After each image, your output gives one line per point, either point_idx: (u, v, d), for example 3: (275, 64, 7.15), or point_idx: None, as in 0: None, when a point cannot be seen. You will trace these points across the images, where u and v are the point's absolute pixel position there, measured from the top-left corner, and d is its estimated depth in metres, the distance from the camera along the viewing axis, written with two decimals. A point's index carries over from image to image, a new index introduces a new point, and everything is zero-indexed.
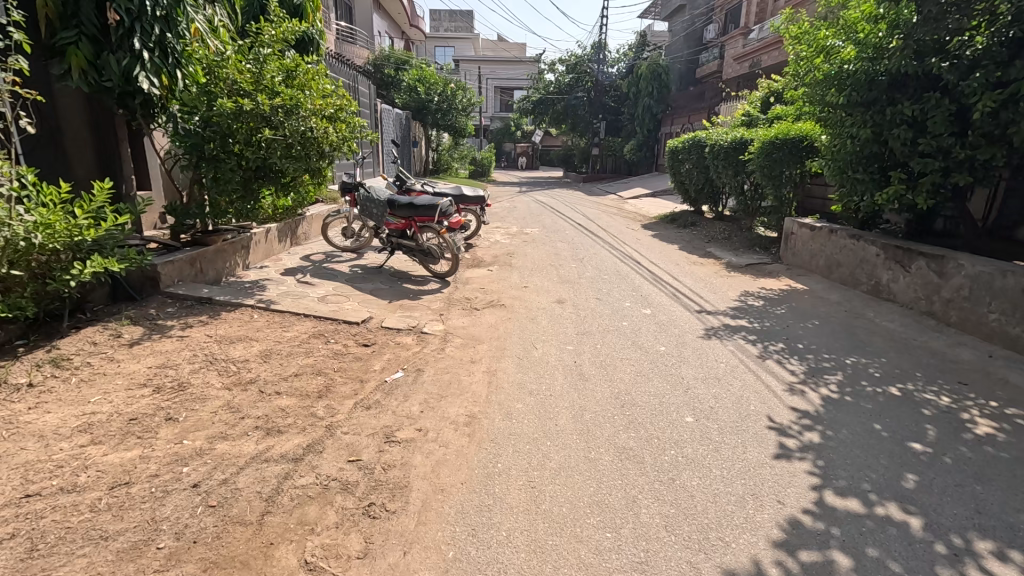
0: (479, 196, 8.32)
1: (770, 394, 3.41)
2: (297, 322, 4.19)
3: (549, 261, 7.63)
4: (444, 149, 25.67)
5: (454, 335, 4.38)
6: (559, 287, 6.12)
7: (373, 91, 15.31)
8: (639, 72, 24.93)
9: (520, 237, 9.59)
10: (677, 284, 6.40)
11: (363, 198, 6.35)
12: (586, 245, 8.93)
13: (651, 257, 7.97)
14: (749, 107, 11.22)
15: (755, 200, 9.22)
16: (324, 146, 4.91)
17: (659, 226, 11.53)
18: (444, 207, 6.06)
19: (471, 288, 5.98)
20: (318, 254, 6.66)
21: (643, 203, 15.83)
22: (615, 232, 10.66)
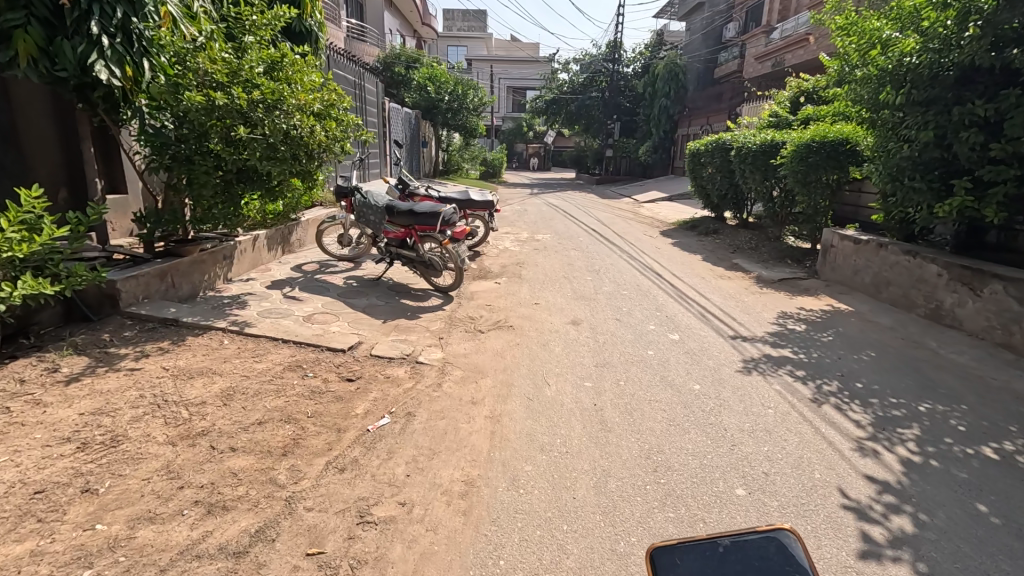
0: (488, 201, 7.74)
1: (836, 456, 2.78)
2: (272, 350, 3.64)
3: (562, 272, 7.03)
4: (455, 149, 25.17)
5: (454, 365, 3.80)
6: (573, 304, 5.52)
7: (380, 89, 14.80)
8: (655, 72, 24.21)
9: (531, 245, 9.00)
10: (704, 301, 5.77)
11: (360, 203, 5.80)
12: (601, 254, 8.31)
13: (672, 269, 7.34)
14: (776, 108, 10.54)
15: (785, 208, 8.54)
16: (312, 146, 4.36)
17: (678, 232, 10.87)
18: (447, 214, 5.48)
19: (475, 304, 5.40)
20: (311, 264, 6.13)
21: (660, 207, 15.14)
22: (631, 239, 10.02)
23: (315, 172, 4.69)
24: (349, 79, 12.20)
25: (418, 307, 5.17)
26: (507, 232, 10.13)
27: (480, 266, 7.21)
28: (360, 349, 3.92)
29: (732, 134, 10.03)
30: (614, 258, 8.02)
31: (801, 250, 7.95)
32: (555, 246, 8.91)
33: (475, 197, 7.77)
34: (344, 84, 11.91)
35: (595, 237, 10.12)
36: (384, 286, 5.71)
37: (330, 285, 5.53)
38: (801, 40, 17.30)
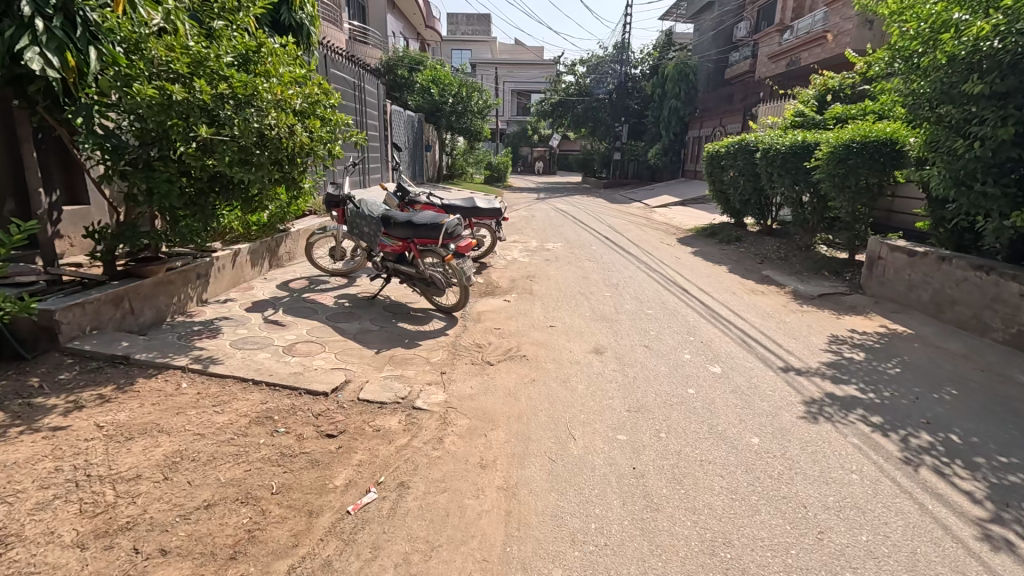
0: (495, 208, 7.11)
1: (960, 551, 2.11)
2: (239, 396, 3.01)
3: (577, 287, 6.38)
4: (459, 154, 24.63)
5: (458, 410, 3.17)
6: (594, 326, 4.87)
7: (382, 91, 14.25)
8: (664, 73, 23.59)
9: (540, 255, 8.36)
10: (741, 322, 5.11)
11: (352, 213, 5.17)
12: (618, 265, 7.68)
13: (698, 284, 6.68)
14: (801, 108, 9.90)
15: (817, 214, 7.86)
16: (292, 149, 3.73)
17: (697, 240, 10.20)
18: (449, 226, 4.81)
19: (482, 328, 4.77)
20: (299, 281, 5.51)
21: (674, 213, 14.46)
22: (648, 248, 9.38)
23: (298, 180, 4.06)
24: (349, 80, 11.63)
25: (418, 332, 4.54)
26: (516, 241, 9.49)
27: (487, 280, 6.58)
28: (347, 390, 3.29)
29: (756, 135, 9.38)
30: (633, 270, 7.38)
31: (837, 261, 7.27)
32: (567, 257, 8.26)
33: (482, 205, 7.15)
34: (344, 85, 11.33)
35: (609, 246, 9.48)
36: (380, 307, 5.09)
37: (319, 306, 4.92)
38: (818, 37, 16.76)
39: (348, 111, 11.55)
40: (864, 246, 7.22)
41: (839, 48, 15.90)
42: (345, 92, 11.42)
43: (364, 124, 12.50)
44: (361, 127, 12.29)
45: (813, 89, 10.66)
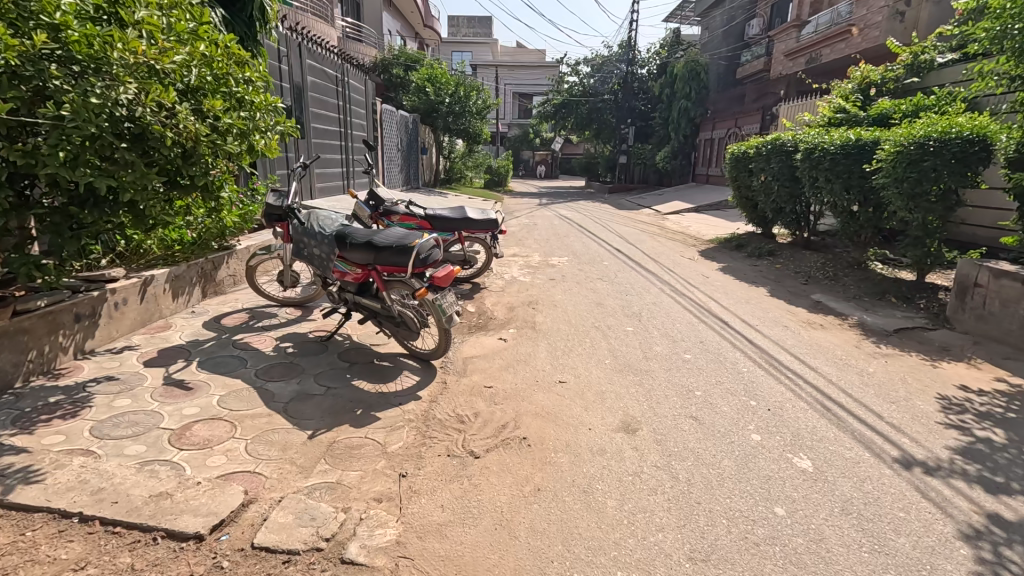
0: (490, 219, 5.89)
1: None
2: (43, 554, 1.78)
3: (590, 318, 5.15)
4: (458, 157, 23.47)
5: (416, 565, 1.94)
6: (616, 382, 3.65)
7: (371, 87, 13.08)
8: (673, 72, 22.40)
9: (544, 273, 7.14)
10: (809, 373, 3.88)
11: (298, 231, 3.92)
12: (637, 287, 6.47)
13: (736, 313, 5.46)
14: (842, 103, 8.68)
15: (872, 227, 6.64)
16: (174, 140, 2.64)
17: (721, 254, 8.97)
18: (421, 252, 3.42)
19: (467, 386, 3.54)
20: (235, 317, 4.30)
21: (688, 221, 13.25)
22: (668, 263, 8.17)
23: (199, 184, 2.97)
24: (331, 73, 10.43)
25: (379, 395, 3.32)
26: (515, 256, 8.28)
27: (478, 310, 5.35)
28: (240, 523, 2.06)
29: (792, 133, 8.18)
30: (656, 294, 6.15)
31: (902, 283, 6.03)
32: (575, 276, 7.04)
33: (474, 216, 5.93)
34: (324, 79, 10.10)
35: (623, 260, 8.26)
36: (336, 353, 3.86)
37: (251, 355, 3.70)
38: (842, 32, 15.61)
39: (329, 108, 10.34)
40: (936, 266, 5.97)
41: (866, 43, 14.72)
42: (327, 87, 10.21)
43: (348, 124, 11.28)
44: (344, 126, 11.08)
45: (851, 83, 9.44)
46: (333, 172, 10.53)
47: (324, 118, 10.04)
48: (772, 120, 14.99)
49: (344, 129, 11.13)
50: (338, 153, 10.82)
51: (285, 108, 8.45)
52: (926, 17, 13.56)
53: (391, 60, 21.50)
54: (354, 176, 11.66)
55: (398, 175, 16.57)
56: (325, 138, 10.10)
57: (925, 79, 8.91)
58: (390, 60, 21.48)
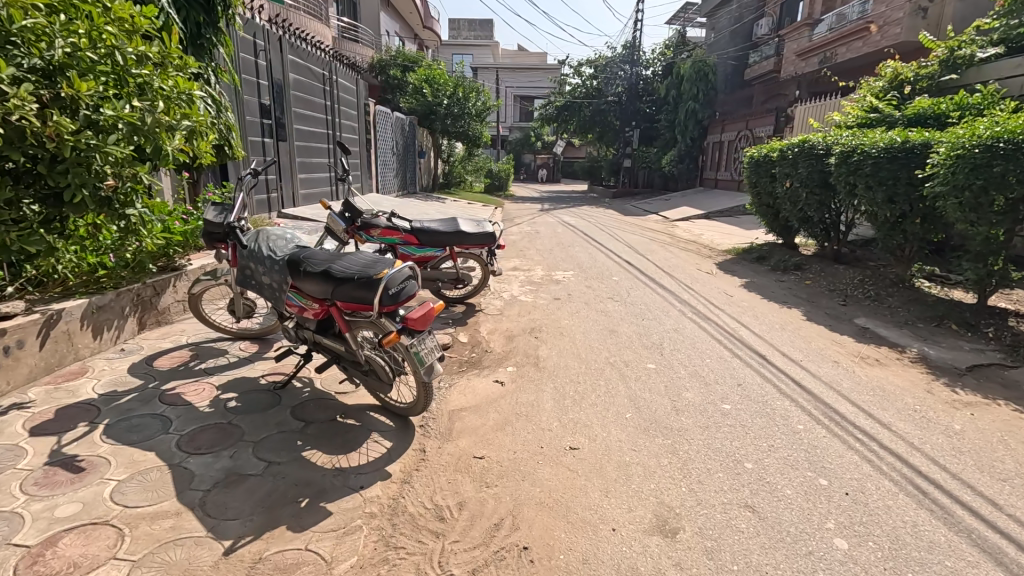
0: (486, 233, 5.13)
1: None
2: None
3: (602, 351, 4.39)
4: (457, 160, 22.70)
5: None
6: (642, 447, 2.88)
7: (363, 86, 12.36)
8: (679, 73, 21.65)
9: (548, 291, 6.37)
10: (882, 432, 3.10)
11: (243, 257, 3.13)
12: (654, 308, 5.70)
13: (773, 343, 4.68)
14: (875, 102, 7.91)
15: (919, 240, 5.85)
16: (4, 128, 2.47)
17: (741, 267, 8.19)
18: (391, 287, 2.59)
19: (452, 456, 2.75)
20: (172, 358, 3.53)
21: (699, 229, 12.47)
22: (684, 278, 7.41)
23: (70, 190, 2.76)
24: (317, 70, 9.69)
25: (333, 475, 2.53)
26: (515, 270, 7.53)
27: (472, 340, 4.58)
28: None
29: (818, 134, 7.43)
30: (676, 318, 5.37)
31: (960, 306, 5.25)
32: (582, 294, 6.26)
33: (466, 228, 5.18)
34: (310, 77, 9.35)
35: (635, 275, 7.49)
36: (289, 408, 3.08)
37: (180, 412, 2.92)
38: (860, 29, 14.87)
39: (315, 108, 9.60)
40: (1000, 288, 5.19)
41: (886, 40, 13.97)
42: (313, 85, 9.46)
43: (336, 125, 10.54)
44: (332, 127, 10.33)
45: (881, 81, 8.70)
46: (318, 178, 9.78)
47: (308, 119, 9.29)
48: (787, 122, 14.22)
49: (332, 131, 10.38)
50: (325, 157, 10.07)
51: (263, 107, 7.69)
52: (951, 13, 12.79)
53: (388, 60, 20.86)
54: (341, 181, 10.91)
55: (394, 180, 15.83)
56: (309, 140, 9.34)
57: (964, 76, 8.18)
58: (387, 61, 20.80)
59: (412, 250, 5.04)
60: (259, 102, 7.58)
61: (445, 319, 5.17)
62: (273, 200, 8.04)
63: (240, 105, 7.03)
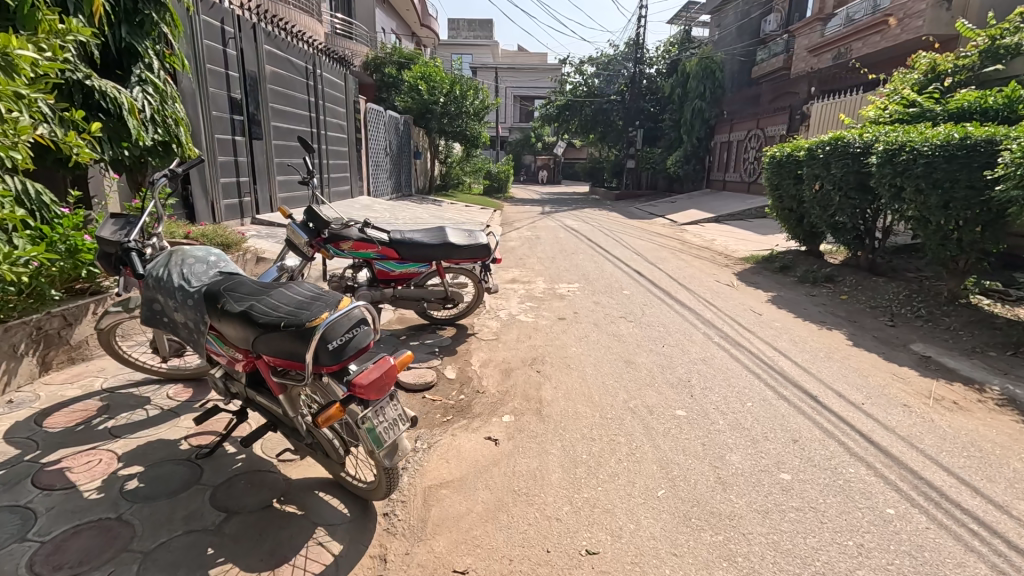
0: (478, 245, 4.42)
1: None
2: None
3: (619, 390, 3.62)
4: (454, 162, 21.94)
5: None
6: (684, 549, 2.11)
7: (351, 82, 11.60)
8: (685, 71, 20.86)
9: (551, 309, 5.59)
10: (1000, 522, 2.32)
11: (149, 285, 2.34)
12: (674, 331, 4.93)
13: (821, 377, 3.91)
14: (913, 95, 7.14)
15: (980, 251, 5.07)
16: None
17: (764, 278, 7.41)
18: (331, 343, 1.80)
19: (422, 572, 1.97)
20: (74, 412, 2.75)
21: (711, 235, 11.68)
22: (703, 291, 6.63)
23: None
24: (299, 63, 8.91)
25: None
26: (514, 284, 6.75)
27: (461, 376, 3.81)
28: None
29: (853, 132, 6.66)
30: (701, 344, 4.60)
31: None
32: (591, 313, 5.49)
33: (456, 239, 4.42)
34: (291, 70, 8.61)
35: (648, 288, 6.72)
36: (208, 490, 2.30)
37: (53, 502, 2.14)
38: (878, 22, 14.10)
39: (296, 104, 8.82)
40: None
41: (907, 34, 13.19)
42: (293, 79, 8.69)
43: (320, 123, 9.76)
44: (316, 125, 9.59)
45: (916, 73, 7.94)
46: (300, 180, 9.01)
47: (288, 115, 8.51)
48: (802, 120, 13.43)
49: (316, 129, 9.60)
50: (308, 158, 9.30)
51: (234, 102, 6.91)
52: (978, 3, 12.02)
53: (384, 58, 20.41)
54: (327, 183, 10.14)
55: (387, 182, 15.04)
56: (290, 139, 8.57)
57: (1010, 66, 7.40)
58: (383, 59, 20.35)
59: (391, 265, 4.30)
60: (229, 96, 6.81)
61: (431, 346, 4.39)
62: (247, 204, 7.27)
63: (205, 99, 6.27)
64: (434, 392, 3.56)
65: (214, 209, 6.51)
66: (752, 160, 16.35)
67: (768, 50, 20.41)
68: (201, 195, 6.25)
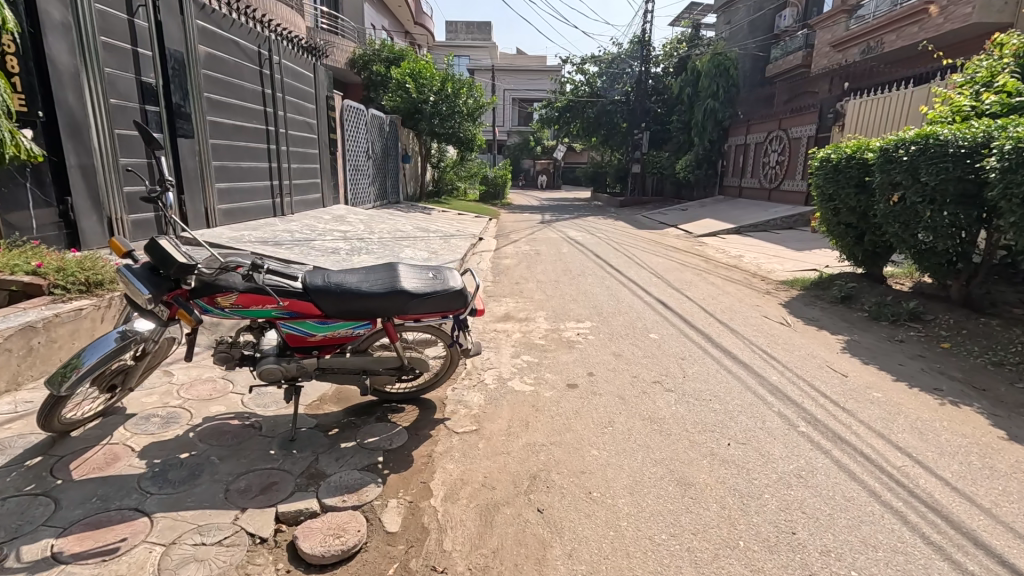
0: (449, 292, 2.91)
1: None
2: None
3: (681, 566, 2.07)
4: (448, 166, 20.51)
5: None
6: None
7: (321, 74, 10.07)
8: (697, 68, 19.34)
9: (556, 370, 4.06)
10: None
11: None
12: (737, 412, 3.40)
13: (1003, 519, 2.38)
14: (1015, 82, 5.62)
15: None
16: None
17: (824, 313, 5.88)
18: None
19: None
20: None
21: (736, 250, 10.18)
22: (753, 335, 5.10)
23: None
24: (248, 47, 7.37)
25: None
26: (508, 325, 5.23)
27: (409, 527, 2.26)
28: None
29: (946, 128, 5.15)
30: (785, 440, 3.06)
31: None
32: (611, 377, 3.96)
33: (413, 282, 2.87)
34: (237, 55, 7.09)
35: (682, 330, 5.19)
36: None
37: None
38: (916, 11, 12.60)
39: (244, 95, 7.28)
40: None
41: (952, 23, 11.70)
42: (240, 65, 7.14)
43: (279, 120, 8.23)
44: (273, 123, 8.09)
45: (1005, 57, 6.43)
46: (251, 187, 7.46)
47: (232, 108, 6.97)
48: (834, 120, 11.93)
49: (272, 127, 8.08)
50: (262, 161, 7.78)
51: (146, 88, 5.37)
52: None
53: (372, 54, 19.15)
54: (288, 190, 8.59)
55: (370, 189, 13.50)
56: (235, 137, 7.02)
57: None
58: (371, 56, 19.11)
59: (309, 327, 2.75)
60: (140, 80, 5.29)
61: (373, 450, 2.83)
62: (168, 219, 5.73)
63: (98, 82, 4.72)
64: (355, 573, 2.01)
65: (114, 227, 4.98)
66: (772, 164, 14.88)
67: (785, 46, 18.91)
68: (91, 210, 4.71)
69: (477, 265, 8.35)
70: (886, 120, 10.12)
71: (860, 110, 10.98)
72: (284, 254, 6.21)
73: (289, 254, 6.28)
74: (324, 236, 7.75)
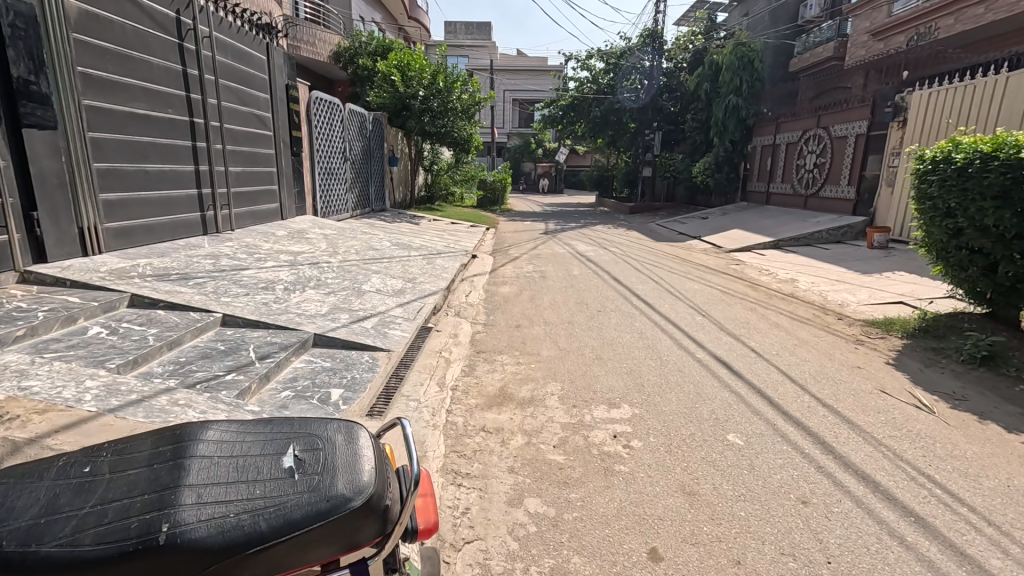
0: (341, 496, 1.07)
1: None
2: None
3: None
4: (441, 170, 18.71)
5: None
6: None
7: (278, 57, 8.25)
8: (716, 61, 17.50)
9: (590, 550, 2.18)
10: None
11: None
12: None
13: None
14: None
15: None
16: None
17: (967, 385, 4.01)
18: None
19: None
20: None
21: (785, 272, 8.33)
22: (888, 436, 3.23)
23: None
24: (162, 11, 5.58)
25: None
26: (502, 417, 3.37)
27: None
28: None
29: None
30: None
31: None
32: (694, 570, 2.09)
33: (230, 497, 1.05)
34: (138, 18, 5.26)
35: (775, 424, 3.34)
36: None
37: None
38: None
39: (152, 74, 5.47)
40: None
41: None
42: (144, 34, 5.34)
43: (210, 109, 6.42)
44: (202, 113, 6.25)
45: None
46: (163, 197, 5.63)
47: (130, 91, 5.16)
48: (893, 115, 10.07)
49: (200, 119, 6.25)
50: (184, 162, 5.96)
51: None
52: None
53: (358, 47, 17.37)
54: (224, 199, 6.75)
55: (346, 196, 11.66)
56: (134, 130, 5.21)
57: None
58: (358, 48, 17.34)
59: None
60: None
61: None
62: (4, 249, 3.86)
63: None
64: None
65: None
66: (809, 167, 13.02)
67: (813, 36, 17.02)
68: None
69: (465, 296, 6.48)
70: (976, 114, 8.29)
71: (934, 102, 9.09)
72: (184, 295, 4.35)
73: (194, 294, 4.42)
74: (265, 261, 5.90)
